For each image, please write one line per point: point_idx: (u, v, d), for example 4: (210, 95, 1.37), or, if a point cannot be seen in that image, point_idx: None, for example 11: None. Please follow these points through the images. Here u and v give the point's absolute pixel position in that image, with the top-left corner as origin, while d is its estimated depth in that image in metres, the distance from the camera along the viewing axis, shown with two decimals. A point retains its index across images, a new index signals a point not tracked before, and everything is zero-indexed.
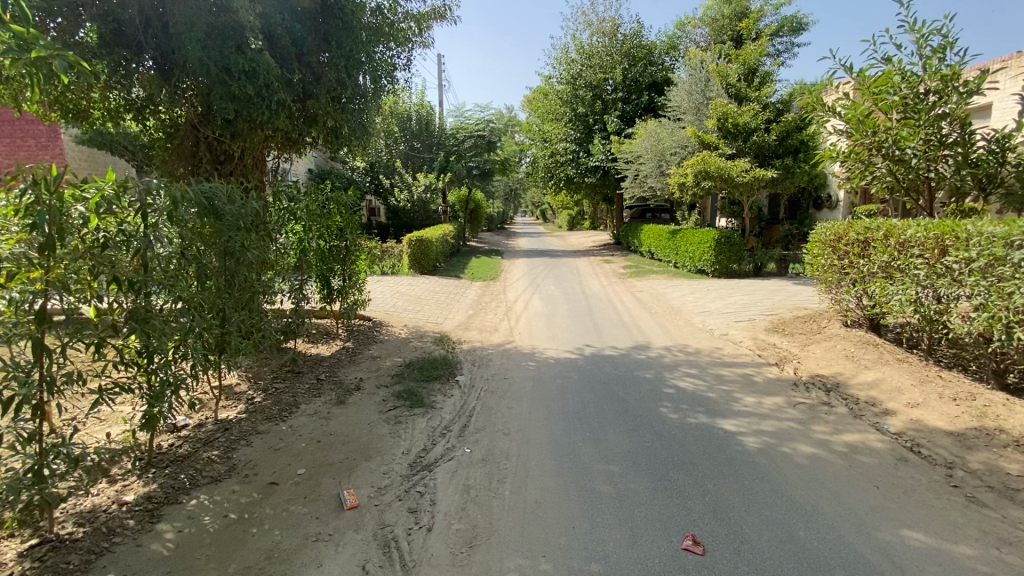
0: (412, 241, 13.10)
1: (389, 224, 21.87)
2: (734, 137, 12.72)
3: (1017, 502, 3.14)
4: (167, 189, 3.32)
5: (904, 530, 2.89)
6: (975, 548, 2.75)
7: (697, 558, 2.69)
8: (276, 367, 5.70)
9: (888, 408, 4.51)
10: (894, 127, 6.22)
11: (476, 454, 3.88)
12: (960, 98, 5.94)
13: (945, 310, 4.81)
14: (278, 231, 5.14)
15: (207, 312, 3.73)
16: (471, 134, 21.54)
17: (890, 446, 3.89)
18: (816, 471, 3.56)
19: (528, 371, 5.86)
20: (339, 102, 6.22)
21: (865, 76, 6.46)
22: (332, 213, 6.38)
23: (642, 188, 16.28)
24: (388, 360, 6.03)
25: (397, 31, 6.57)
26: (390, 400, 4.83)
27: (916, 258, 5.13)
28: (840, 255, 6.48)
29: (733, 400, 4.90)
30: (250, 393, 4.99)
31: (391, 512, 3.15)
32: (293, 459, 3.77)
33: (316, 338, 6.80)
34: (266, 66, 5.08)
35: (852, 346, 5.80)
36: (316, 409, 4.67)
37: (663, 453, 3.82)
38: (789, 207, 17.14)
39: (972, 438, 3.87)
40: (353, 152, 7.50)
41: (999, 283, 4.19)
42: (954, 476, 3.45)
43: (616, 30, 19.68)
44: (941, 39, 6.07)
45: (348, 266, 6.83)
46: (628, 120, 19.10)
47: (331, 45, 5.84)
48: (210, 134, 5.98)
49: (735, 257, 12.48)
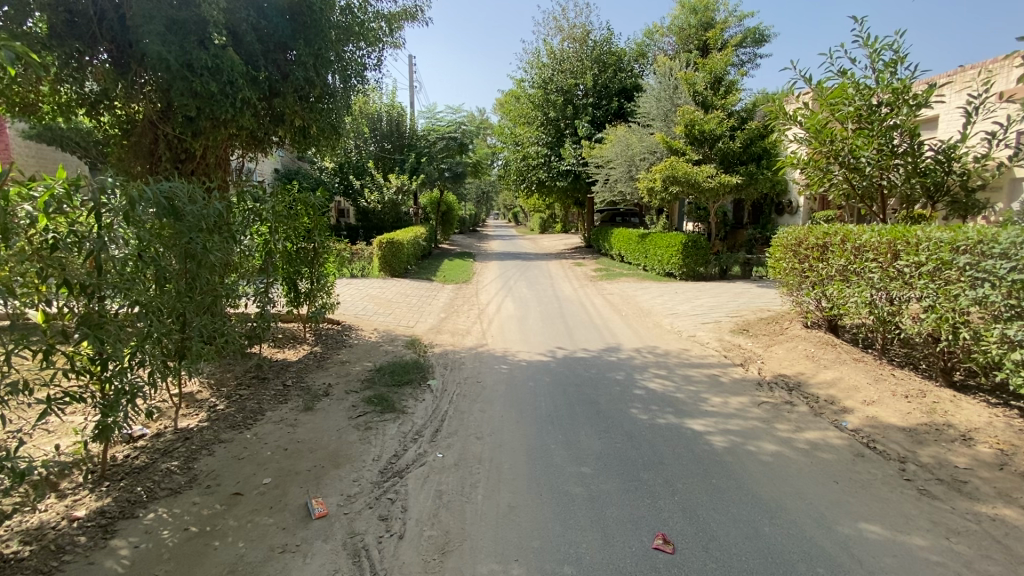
0: (383, 243, 12.98)
1: (359, 225, 21.71)
2: (700, 143, 13.06)
3: (964, 493, 3.31)
4: (123, 189, 3.20)
5: (862, 523, 3.01)
6: (926, 538, 2.89)
7: (667, 557, 2.73)
8: (240, 374, 5.53)
9: (845, 406, 4.71)
10: (849, 137, 6.49)
11: (449, 459, 3.85)
12: (910, 110, 6.27)
13: (897, 312, 5.05)
14: (243, 232, 4.96)
15: (166, 316, 3.59)
16: (443, 135, 21.75)
17: (848, 443, 4.06)
18: (779, 468, 3.67)
19: (501, 374, 5.86)
20: (307, 101, 6.07)
21: (823, 87, 6.73)
22: (299, 214, 6.26)
23: (612, 192, 16.49)
24: (358, 365, 5.90)
25: (368, 31, 6.41)
26: (361, 405, 4.75)
27: (870, 262, 5.37)
28: (801, 259, 6.72)
29: (700, 400, 5.01)
30: (213, 401, 4.82)
31: (361, 521, 3.09)
32: (258, 468, 3.65)
33: (283, 343, 6.62)
34: (229, 61, 4.96)
35: (813, 346, 6.01)
36: (282, 416, 4.54)
37: (634, 454, 3.88)
38: (752, 212, 17.48)
39: (923, 433, 4.07)
40: (321, 153, 7.35)
41: (946, 285, 4.44)
42: (906, 470, 3.63)
43: (586, 36, 20.00)
44: (892, 54, 6.37)
45: (316, 269, 6.69)
46: (598, 125, 19.38)
47: (298, 43, 5.68)
48: (169, 132, 5.75)
49: (702, 261, 12.82)
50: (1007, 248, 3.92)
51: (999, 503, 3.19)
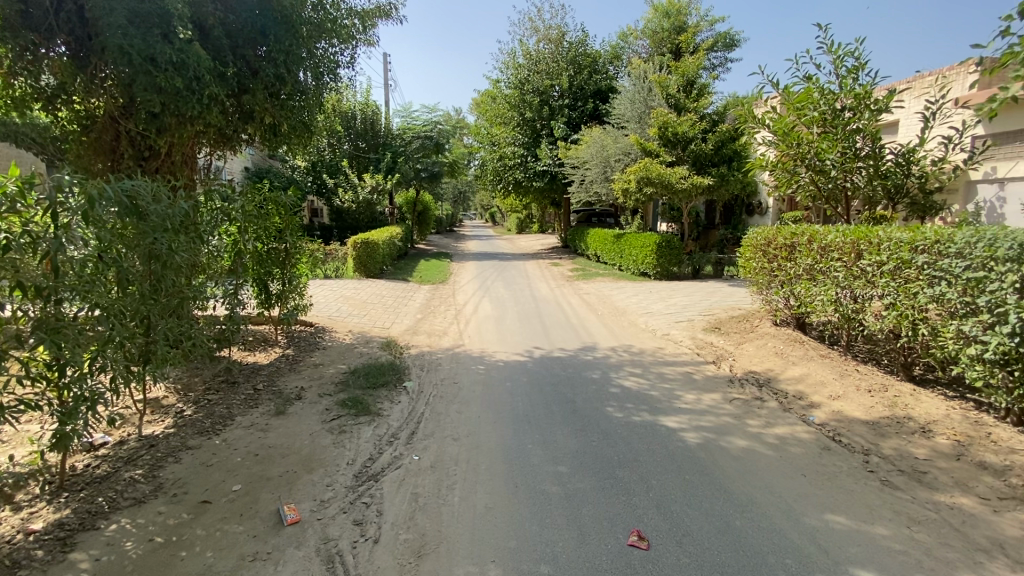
0: (357, 243, 12.83)
1: (333, 225, 21.36)
2: (673, 145, 13.28)
3: (923, 483, 3.45)
4: (82, 187, 3.07)
5: (828, 515, 3.11)
6: (889, 527, 3.00)
7: (642, 553, 2.76)
8: (209, 378, 5.37)
9: (813, 401, 4.85)
10: (815, 140, 6.69)
11: (425, 461, 3.81)
12: (871, 115, 6.52)
13: (860, 309, 5.24)
14: (210, 232, 4.81)
15: (128, 320, 3.46)
16: (418, 135, 21.58)
17: (815, 437, 4.19)
18: (750, 463, 3.76)
19: (477, 375, 5.84)
20: (277, 98, 5.93)
21: (789, 92, 6.93)
22: (270, 213, 6.12)
23: (587, 193, 16.61)
24: (331, 368, 5.80)
25: (341, 27, 6.29)
26: (334, 408, 4.66)
27: (835, 261, 5.56)
28: (770, 259, 6.90)
29: (674, 398, 5.09)
30: (180, 407, 4.67)
31: (335, 526, 3.04)
32: (227, 474, 3.55)
33: (253, 346, 6.46)
34: (195, 56, 4.81)
35: (781, 343, 6.18)
36: (253, 420, 4.43)
37: (609, 452, 3.91)
38: (723, 212, 17.82)
39: (885, 426, 4.22)
40: (293, 151, 7.20)
41: (906, 284, 4.63)
42: (870, 462, 3.76)
43: (561, 37, 20.11)
44: (855, 60, 6.60)
45: (288, 270, 6.55)
46: (574, 126, 19.51)
47: (267, 39, 5.55)
48: (132, 128, 5.56)
49: (676, 261, 13.03)
50: (962, 248, 4.10)
51: (956, 492, 3.33)
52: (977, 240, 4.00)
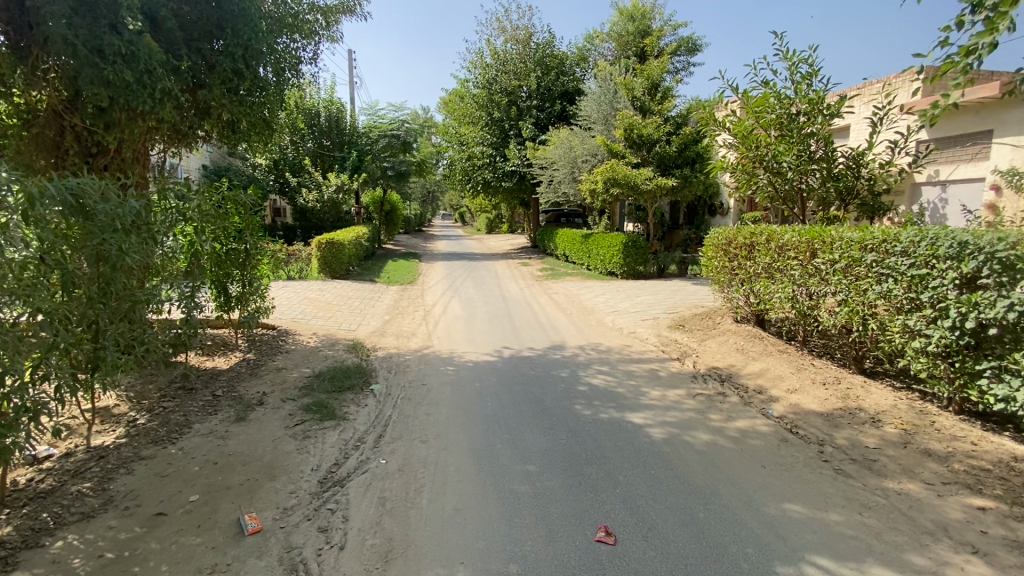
0: (322, 243, 12.58)
1: (297, 225, 20.81)
2: (639, 147, 13.55)
3: (873, 471, 3.63)
4: (22, 184, 2.90)
5: (786, 504, 3.23)
6: (842, 514, 3.13)
7: (609, 548, 2.80)
8: (164, 385, 5.15)
9: (772, 395, 5.03)
10: (772, 143, 6.94)
11: (392, 465, 3.76)
12: (823, 119, 6.82)
13: (815, 306, 5.47)
14: (165, 233, 4.60)
15: (75, 325, 3.33)
16: (385, 133, 21.25)
17: (774, 429, 4.35)
18: (712, 456, 3.87)
19: (446, 376, 5.81)
20: (236, 94, 5.73)
21: (748, 96, 7.17)
22: (229, 213, 5.90)
23: (555, 193, 16.72)
24: (295, 372, 5.65)
25: (302, 23, 6.17)
26: (298, 414, 4.54)
27: (792, 260, 5.78)
28: (731, 258, 7.12)
29: (641, 394, 5.19)
30: (132, 415, 4.46)
31: (298, 534, 2.96)
32: (184, 485, 3.41)
33: (212, 350, 6.24)
34: (146, 49, 4.60)
35: (742, 339, 6.39)
36: (212, 428, 4.27)
37: (577, 449, 3.96)
38: (687, 212, 18.26)
39: (838, 417, 4.42)
40: (253, 149, 6.99)
41: (857, 281, 4.85)
42: (824, 452, 3.92)
43: (529, 38, 20.17)
44: (808, 67, 6.88)
45: (249, 271, 6.35)
46: (542, 127, 19.63)
47: (225, 32, 5.35)
48: (78, 123, 5.28)
49: (642, 260, 13.25)
50: (907, 246, 4.33)
51: (903, 478, 3.51)
52: (920, 239, 4.23)
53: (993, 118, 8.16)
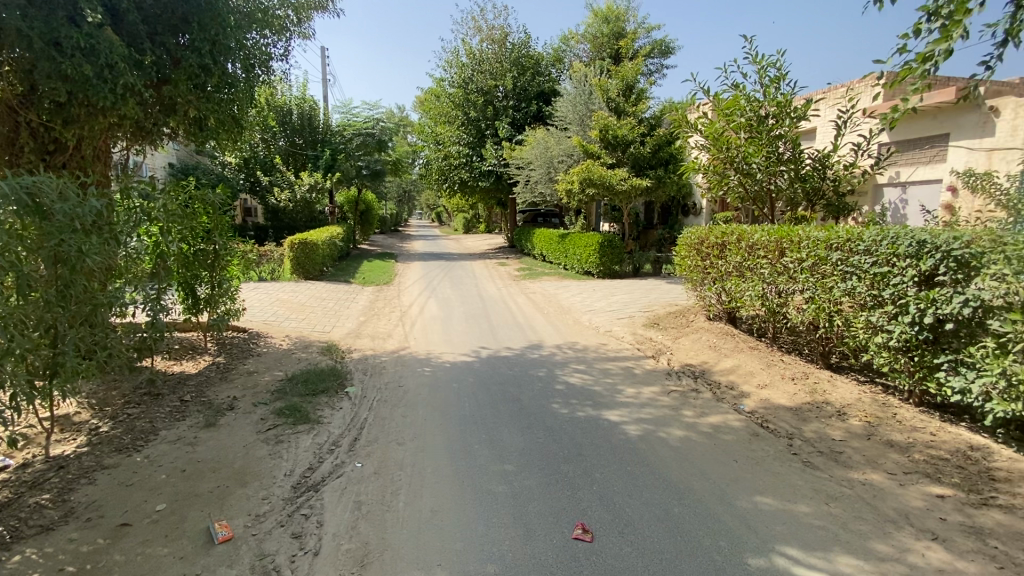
0: (294, 244, 12.33)
1: (269, 224, 20.37)
2: (614, 147, 13.70)
3: (839, 462, 3.75)
4: None
5: (757, 496, 3.32)
6: (810, 505, 3.23)
7: (585, 545, 2.83)
8: (129, 391, 4.97)
9: (743, 390, 5.16)
10: (742, 145, 7.12)
11: (368, 468, 3.71)
12: (791, 122, 7.01)
13: (784, 303, 5.63)
14: (129, 233, 4.43)
15: (32, 330, 3.18)
16: (359, 132, 20.95)
17: (745, 424, 4.45)
18: (686, 451, 3.94)
19: (423, 377, 5.77)
20: (203, 90, 5.57)
21: (719, 99, 7.32)
22: (197, 212, 5.73)
23: (532, 193, 16.77)
24: (267, 375, 5.53)
25: (272, 18, 6.01)
26: (270, 418, 4.45)
27: (761, 259, 5.94)
28: (704, 257, 7.27)
29: (617, 392, 5.26)
30: (95, 423, 4.30)
31: (271, 540, 2.90)
32: (150, 493, 3.30)
33: (180, 354, 6.06)
34: (107, 42, 4.43)
35: (714, 337, 6.53)
36: (180, 434, 4.15)
37: (554, 448, 3.98)
38: (662, 213, 18.56)
39: (806, 411, 4.56)
40: (222, 147, 6.82)
41: (823, 279, 5.01)
42: (793, 445, 4.04)
43: (504, 38, 20.16)
44: (776, 71, 7.07)
45: (218, 272, 6.18)
46: (518, 127, 19.66)
47: (190, 27, 5.18)
48: (34, 119, 5.06)
49: (617, 259, 13.40)
50: (870, 245, 4.49)
51: (867, 469, 3.65)
52: (881, 238, 4.40)
53: (949, 122, 8.53)
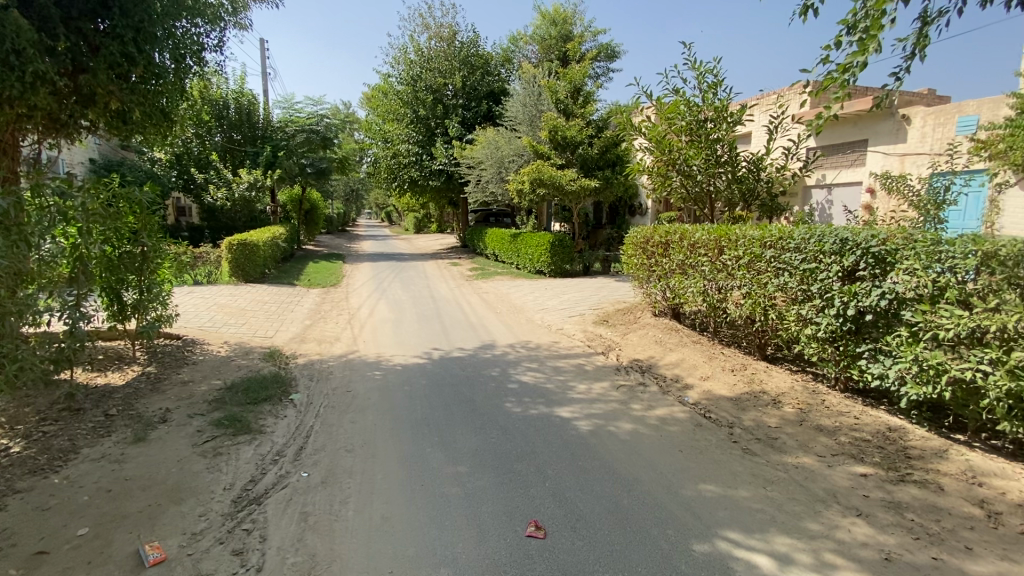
0: (233, 245, 11.67)
1: (205, 225, 19.28)
2: (563, 149, 13.93)
3: (775, 448, 3.98)
4: None
5: (701, 484, 3.46)
6: (750, 490, 3.41)
7: (538, 542, 2.86)
8: (44, 407, 4.56)
9: (687, 383, 5.37)
10: (684, 148, 7.41)
11: (315, 478, 3.58)
12: (728, 127, 7.37)
13: (724, 298, 5.91)
14: (43, 236, 4.05)
15: None
16: (302, 128, 20.20)
17: (690, 415, 4.64)
18: (635, 444, 4.06)
19: (373, 381, 5.63)
20: (126, 80, 5.18)
21: (661, 103, 7.57)
22: (123, 212, 5.29)
23: (483, 192, 16.74)
24: (204, 385, 5.22)
25: (206, 7, 5.58)
26: (207, 430, 4.20)
27: (702, 257, 6.21)
28: (649, 255, 7.51)
29: (568, 388, 5.35)
30: (3, 444, 3.90)
31: (209, 559, 2.75)
32: (71, 517, 3.04)
33: (104, 365, 5.62)
34: (13, 26, 3.99)
35: (660, 332, 6.75)
36: (105, 451, 3.84)
37: (507, 447, 3.99)
38: (610, 212, 19.04)
39: (745, 401, 4.81)
40: (149, 142, 6.39)
41: (758, 276, 5.29)
42: (733, 434, 4.25)
43: (453, 36, 19.97)
44: (714, 77, 7.40)
45: (147, 276, 5.77)
46: (468, 126, 19.59)
47: (111, 12, 4.81)
48: None
49: (568, 258, 13.61)
50: (799, 243, 4.80)
51: (800, 453, 3.89)
52: (809, 237, 4.71)
53: (868, 129, 9.24)
